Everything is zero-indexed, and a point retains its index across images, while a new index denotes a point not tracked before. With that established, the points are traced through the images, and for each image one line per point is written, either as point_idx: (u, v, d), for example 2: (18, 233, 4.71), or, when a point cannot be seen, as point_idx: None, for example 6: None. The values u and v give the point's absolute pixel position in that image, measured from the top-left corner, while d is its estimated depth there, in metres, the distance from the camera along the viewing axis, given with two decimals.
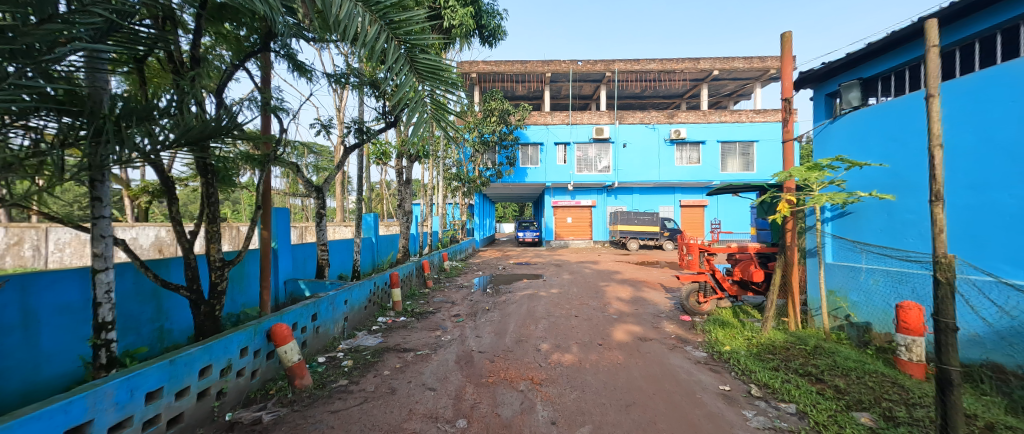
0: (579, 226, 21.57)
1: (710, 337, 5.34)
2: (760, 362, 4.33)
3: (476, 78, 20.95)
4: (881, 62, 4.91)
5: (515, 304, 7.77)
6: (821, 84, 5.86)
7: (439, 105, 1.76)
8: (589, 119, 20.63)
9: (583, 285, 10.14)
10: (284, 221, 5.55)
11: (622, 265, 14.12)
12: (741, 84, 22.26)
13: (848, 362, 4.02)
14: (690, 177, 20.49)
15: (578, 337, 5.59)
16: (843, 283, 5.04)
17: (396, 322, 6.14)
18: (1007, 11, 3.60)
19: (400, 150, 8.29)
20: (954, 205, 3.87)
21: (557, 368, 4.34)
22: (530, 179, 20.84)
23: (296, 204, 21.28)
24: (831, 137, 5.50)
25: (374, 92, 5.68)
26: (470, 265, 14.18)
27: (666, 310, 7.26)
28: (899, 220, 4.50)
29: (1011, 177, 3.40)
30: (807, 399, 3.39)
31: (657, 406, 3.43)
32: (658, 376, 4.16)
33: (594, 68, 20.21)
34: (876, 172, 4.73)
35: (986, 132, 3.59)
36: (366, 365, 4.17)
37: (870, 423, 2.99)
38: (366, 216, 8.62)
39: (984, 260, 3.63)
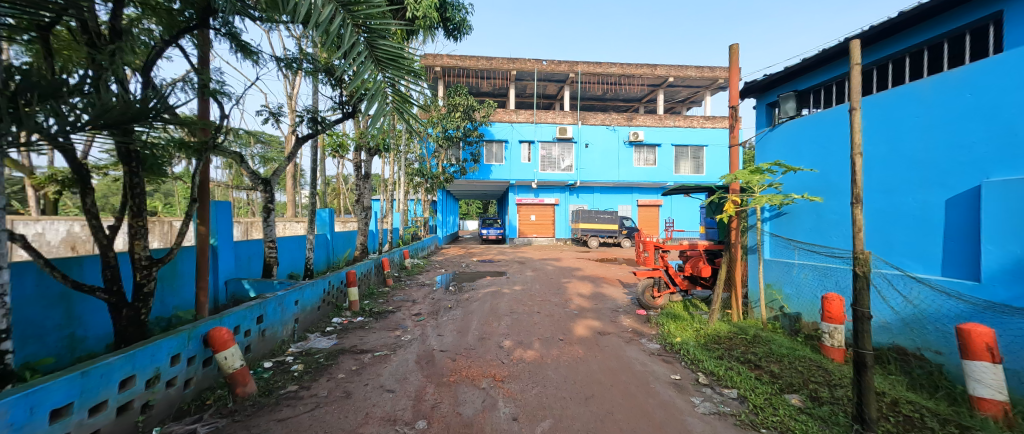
0: (542, 225, 21.98)
1: (663, 330, 5.63)
2: (707, 351, 4.65)
3: (440, 72, 20.52)
4: (814, 76, 5.42)
5: (478, 301, 7.74)
6: (763, 94, 6.36)
7: (402, 97, 1.67)
8: (553, 119, 20.97)
9: (545, 281, 10.31)
10: (226, 216, 5.11)
11: (583, 262, 14.54)
12: (694, 91, 23.68)
13: (781, 349, 4.43)
14: (647, 178, 21.45)
15: (540, 333, 5.68)
16: (778, 277, 5.54)
17: (352, 323, 5.88)
18: (916, 35, 4.12)
19: (358, 141, 7.91)
20: (869, 207, 4.37)
21: (519, 365, 4.37)
22: (495, 176, 20.81)
23: (240, 197, 19.66)
24: (770, 143, 5.99)
25: (329, 80, 5.36)
26: (433, 263, 13.95)
27: (623, 305, 7.60)
28: (826, 220, 5.01)
29: (914, 184, 3.91)
30: (746, 385, 3.69)
31: (614, 398, 3.56)
32: (616, 368, 4.32)
33: (559, 68, 20.47)
34: (808, 176, 5.24)
35: (896, 143, 4.09)
36: (319, 369, 3.94)
37: (799, 403, 3.32)
38: (322, 211, 8.18)
39: (893, 255, 4.13)
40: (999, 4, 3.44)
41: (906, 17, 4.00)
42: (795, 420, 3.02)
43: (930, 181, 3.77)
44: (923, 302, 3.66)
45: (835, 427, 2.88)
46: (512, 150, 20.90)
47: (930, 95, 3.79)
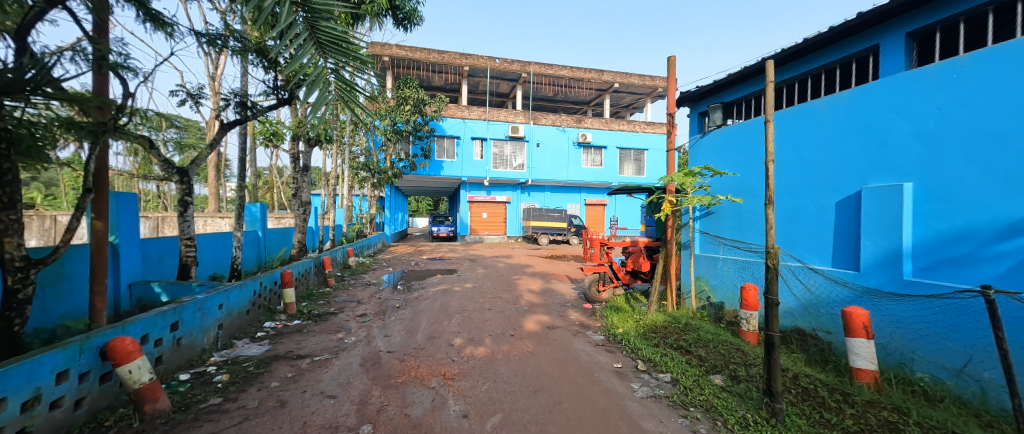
0: (493, 222, 22.07)
1: (607, 322, 5.96)
2: (645, 340, 5.02)
3: (389, 63, 19.64)
4: (737, 91, 6.05)
5: (428, 300, 7.57)
6: (695, 103, 6.95)
7: (346, 85, 1.44)
8: (505, 117, 21.08)
9: (496, 278, 10.35)
10: (131, 209, 4.45)
11: (533, 259, 14.84)
12: (637, 97, 25.21)
13: (707, 334, 4.92)
14: (594, 178, 22.40)
15: (491, 329, 5.72)
16: (706, 270, 6.13)
17: (288, 327, 5.43)
18: (814, 60, 4.77)
19: (296, 131, 7.30)
20: (779, 207, 4.97)
21: (469, 362, 4.35)
22: (446, 173, 20.39)
23: (149, 189, 17.20)
24: (701, 149, 6.57)
25: (261, 62, 4.87)
26: (379, 261, 13.36)
27: (571, 300, 7.92)
28: (745, 219, 5.63)
29: (813, 188, 4.53)
30: (678, 368, 4.06)
31: (562, 388, 3.71)
32: (564, 360, 4.49)
33: (511, 67, 20.63)
34: (732, 180, 5.84)
35: (800, 152, 4.70)
36: (247, 379, 3.59)
37: (721, 382, 3.72)
38: (252, 205, 7.43)
39: (795, 249, 4.75)
40: (876, 38, 4.11)
41: (810, 43, 4.60)
42: (718, 398, 3.38)
43: (825, 185, 4.39)
44: (818, 289, 4.28)
45: (749, 401, 3.29)
46: (464, 146, 20.68)
47: (826, 112, 4.41)
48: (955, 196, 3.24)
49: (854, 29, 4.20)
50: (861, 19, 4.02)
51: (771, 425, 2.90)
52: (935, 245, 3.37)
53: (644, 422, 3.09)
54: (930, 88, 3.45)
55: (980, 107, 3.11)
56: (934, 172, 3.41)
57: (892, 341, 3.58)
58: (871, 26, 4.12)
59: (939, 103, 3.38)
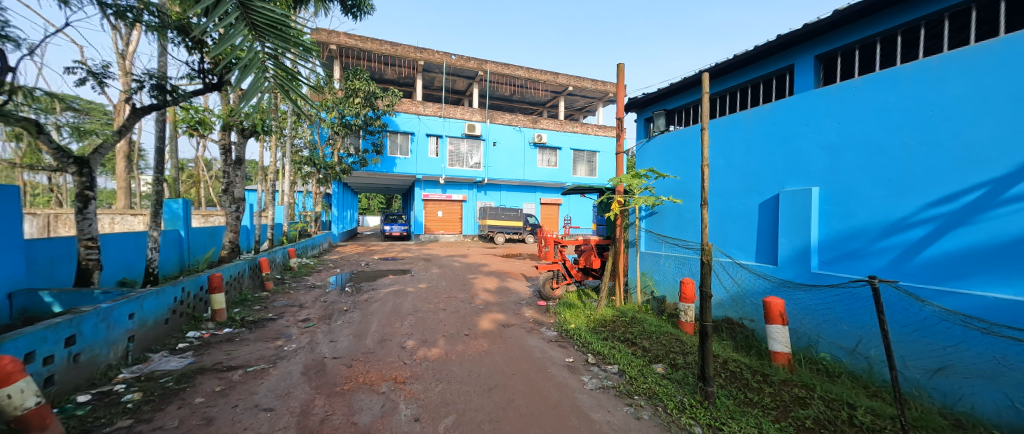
0: (449, 221, 21.74)
1: (560, 318, 6.14)
2: (595, 334, 5.25)
3: (337, 52, 18.54)
4: (678, 99, 6.50)
5: (378, 302, 7.27)
6: (642, 109, 7.36)
7: (287, 73, 1.29)
8: (461, 115, 20.82)
9: (451, 278, 10.21)
10: (12, 205, 3.78)
11: (489, 258, 14.83)
12: (590, 101, 26.18)
13: (650, 326, 5.25)
14: (549, 178, 22.88)
15: (445, 330, 5.64)
16: (651, 266, 6.54)
17: (216, 336, 4.92)
18: (742, 75, 5.25)
19: (227, 119, 6.62)
20: (712, 208, 5.42)
21: (422, 364, 4.26)
22: (399, 170, 19.65)
23: (38, 181, 14.64)
24: (646, 152, 6.99)
25: (184, 41, 4.35)
26: (325, 262, 12.57)
27: (526, 298, 8.04)
28: (684, 218, 6.09)
29: (740, 190, 5.01)
30: (624, 359, 4.30)
31: (516, 385, 3.76)
32: (518, 357, 4.55)
33: (468, 65, 20.46)
34: (673, 182, 6.28)
35: (730, 158, 5.17)
36: (164, 396, 3.20)
37: (662, 370, 4.00)
38: (171, 202, 6.59)
39: (726, 246, 5.21)
40: (791, 59, 4.63)
41: (739, 59, 5.06)
42: (659, 385, 3.64)
43: (750, 189, 4.87)
44: (744, 282, 4.75)
45: (686, 386, 3.57)
46: (419, 143, 20.11)
47: (751, 122, 4.90)
48: (852, 199, 3.76)
49: (774, 50, 4.70)
50: (781, 40, 4.49)
51: (704, 408, 3.19)
52: (836, 241, 3.88)
53: (593, 413, 3.24)
54: (832, 105, 3.98)
55: (871, 123, 3.64)
56: (835, 178, 3.93)
57: (801, 326, 4.08)
58: (788, 47, 4.63)
59: (839, 118, 3.91)
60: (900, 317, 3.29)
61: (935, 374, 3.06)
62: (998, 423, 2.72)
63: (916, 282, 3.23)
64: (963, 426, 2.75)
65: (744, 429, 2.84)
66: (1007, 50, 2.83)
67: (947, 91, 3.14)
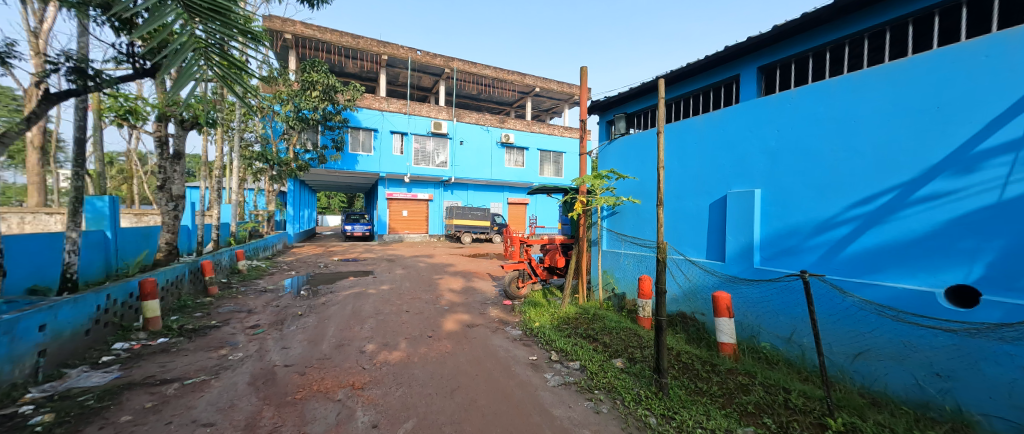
0: (414, 220, 21.25)
1: (525, 316, 6.20)
2: (559, 331, 5.35)
3: (293, 42, 17.53)
4: (637, 104, 6.78)
5: (337, 305, 6.96)
6: (603, 112, 7.60)
7: (233, 61, 1.23)
8: (427, 112, 20.42)
9: (415, 279, 9.98)
10: None
11: (456, 258, 14.67)
12: (556, 102, 26.62)
13: (611, 322, 5.43)
14: (516, 178, 22.99)
15: (407, 332, 5.50)
16: (612, 264, 6.77)
17: (149, 347, 4.48)
18: (693, 83, 5.56)
19: (163, 109, 6.05)
20: (668, 208, 5.68)
21: (383, 368, 4.13)
22: (361, 167, 18.92)
23: None
24: (608, 154, 7.21)
25: (107, 18, 3.88)
26: (279, 264, 11.84)
27: (491, 298, 8.03)
28: (643, 218, 6.34)
29: (693, 191, 5.29)
30: (585, 355, 4.41)
31: (479, 385, 3.74)
32: (482, 357, 4.54)
33: (433, 61, 20.09)
34: (633, 183, 6.53)
35: (684, 160, 5.44)
36: (83, 416, 2.86)
37: (621, 365, 4.15)
38: (95, 199, 5.86)
39: (679, 244, 5.48)
40: (736, 70, 4.98)
41: (691, 68, 5.35)
42: (618, 379, 3.77)
43: (701, 191, 5.16)
44: (695, 278, 5.05)
45: (642, 379, 3.73)
46: (383, 140, 19.46)
47: (702, 127, 5.20)
48: (790, 200, 4.08)
49: (721, 60, 5.03)
50: (728, 51, 4.80)
51: (658, 398, 3.34)
52: (776, 239, 4.20)
53: (554, 409, 3.30)
54: (773, 113, 4.31)
55: (805, 130, 3.97)
56: (774, 180, 4.25)
57: (745, 318, 4.39)
58: (733, 59, 4.97)
59: (778, 125, 4.23)
60: (828, 307, 3.62)
61: (856, 358, 3.41)
62: (905, 399, 3.07)
63: (842, 276, 3.57)
64: (877, 404, 3.08)
65: (694, 417, 3.01)
66: (916, 69, 3.20)
67: (868, 103, 3.48)
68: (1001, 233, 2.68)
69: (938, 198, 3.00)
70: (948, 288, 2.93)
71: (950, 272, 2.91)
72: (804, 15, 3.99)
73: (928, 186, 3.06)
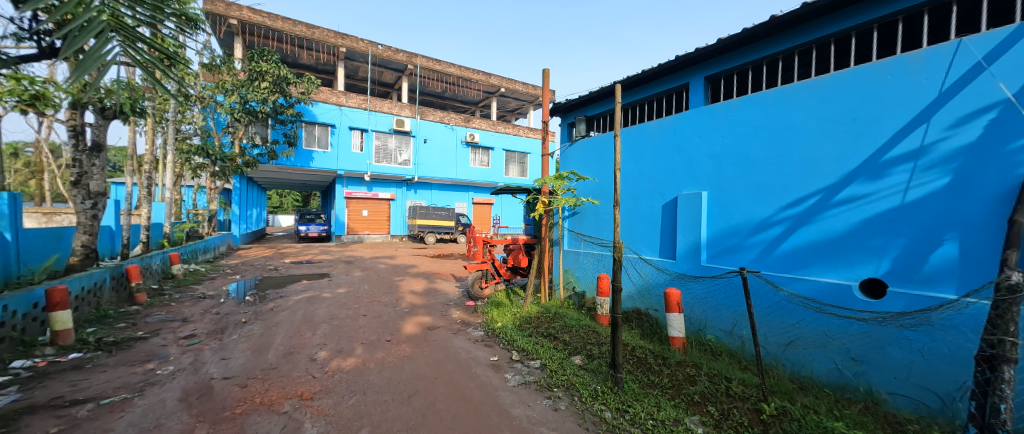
0: (375, 220, 20.49)
1: (488, 317, 6.17)
2: (521, 331, 5.38)
3: (240, 28, 16.27)
4: (596, 107, 6.97)
5: (287, 310, 6.54)
6: (565, 114, 7.75)
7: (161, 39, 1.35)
8: (389, 109, 19.76)
9: (374, 281, 9.61)
10: None
11: (418, 259, 14.32)
12: (521, 103, 26.80)
13: (571, 320, 5.54)
14: (481, 178, 22.87)
15: (364, 337, 5.28)
16: (572, 264, 6.93)
17: (57, 364, 3.95)
18: (647, 89, 5.81)
19: (78, 95, 5.32)
20: (624, 209, 5.90)
21: (335, 376, 3.93)
22: (316, 164, 17.92)
23: None
24: (569, 156, 7.36)
25: None
26: (222, 268, 10.93)
27: (454, 299, 7.92)
28: (601, 218, 6.54)
29: (647, 193, 5.53)
30: (546, 354, 4.48)
31: (438, 389, 3.67)
32: (442, 360, 4.45)
33: (396, 56, 19.49)
34: (593, 184, 6.71)
35: (640, 163, 5.67)
36: None
37: (580, 361, 4.24)
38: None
39: (634, 243, 5.70)
40: (686, 78, 5.26)
41: (645, 74, 5.58)
42: (576, 376, 3.86)
43: (655, 192, 5.40)
44: (649, 276, 5.29)
45: (599, 375, 3.83)
46: (341, 136, 18.57)
47: (656, 132, 5.44)
48: (733, 201, 4.37)
49: (672, 69, 5.29)
50: (679, 60, 5.07)
51: (614, 393, 3.44)
52: (720, 238, 4.49)
53: (513, 409, 3.30)
54: (718, 120, 4.60)
55: (746, 137, 4.27)
56: (719, 183, 4.54)
57: (693, 313, 4.66)
58: (682, 68, 5.25)
59: (722, 132, 4.53)
60: (763, 301, 3.93)
61: (787, 347, 3.72)
62: (827, 382, 3.41)
63: (776, 271, 3.88)
64: (804, 387, 3.39)
65: (646, 409, 3.14)
66: (837, 83, 3.54)
67: (797, 114, 3.81)
68: (904, 232, 3.04)
69: (855, 201, 3.34)
70: (861, 281, 3.28)
71: (864, 266, 3.26)
72: (744, 30, 4.33)
73: (847, 190, 3.40)
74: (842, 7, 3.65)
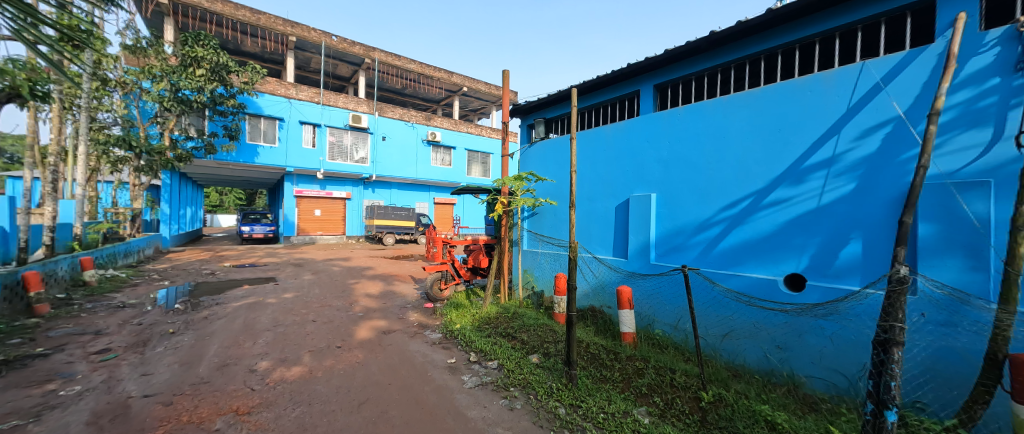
0: (329, 220, 19.45)
1: (446, 319, 6.07)
2: (479, 332, 5.35)
3: (172, 8, 14.73)
4: (554, 110, 7.11)
5: (224, 319, 6.01)
6: (524, 116, 7.82)
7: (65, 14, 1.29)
8: (344, 103, 18.85)
9: (326, 285, 9.11)
10: None
11: (376, 260, 13.78)
12: (484, 103, 26.75)
13: (529, 320, 5.60)
14: (443, 178, 22.50)
15: (312, 344, 4.98)
16: (531, 264, 7.03)
17: None
18: (602, 95, 6.02)
19: None
20: (581, 210, 6.06)
21: (277, 387, 3.67)
22: (262, 160, 16.65)
23: None
24: (528, 157, 7.44)
25: None
26: (149, 273, 9.82)
27: (412, 301, 7.72)
28: (559, 219, 6.68)
29: (602, 194, 5.73)
30: (503, 354, 4.49)
31: (390, 395, 3.54)
32: (397, 365, 4.31)
33: (352, 49, 18.65)
34: (551, 185, 6.84)
35: (595, 165, 5.86)
36: None
37: (537, 360, 4.30)
38: None
39: (589, 243, 5.88)
40: (636, 86, 5.51)
41: (600, 80, 5.77)
42: (533, 374, 3.90)
43: (609, 194, 5.61)
44: (603, 275, 5.49)
45: (555, 372, 3.91)
46: (290, 130, 17.41)
47: (610, 136, 5.66)
48: (678, 203, 4.65)
49: (624, 76, 5.53)
50: (631, 68, 5.30)
51: (568, 389, 3.52)
52: (667, 237, 4.75)
53: (469, 411, 3.28)
54: (665, 126, 4.87)
55: (690, 142, 4.55)
56: (666, 186, 4.81)
57: (643, 309, 4.90)
58: (633, 76, 5.50)
59: (669, 137, 4.80)
60: (703, 297, 4.23)
61: (724, 339, 4.02)
62: (757, 369, 3.73)
63: (715, 269, 4.18)
64: (738, 375, 3.69)
65: (598, 403, 3.24)
66: (766, 96, 3.88)
67: (733, 122, 4.13)
68: (820, 231, 3.40)
69: (780, 203, 3.68)
70: (785, 276, 3.62)
71: (788, 262, 3.60)
72: (687, 43, 4.61)
73: (774, 193, 3.73)
74: (769, 28, 4.05)
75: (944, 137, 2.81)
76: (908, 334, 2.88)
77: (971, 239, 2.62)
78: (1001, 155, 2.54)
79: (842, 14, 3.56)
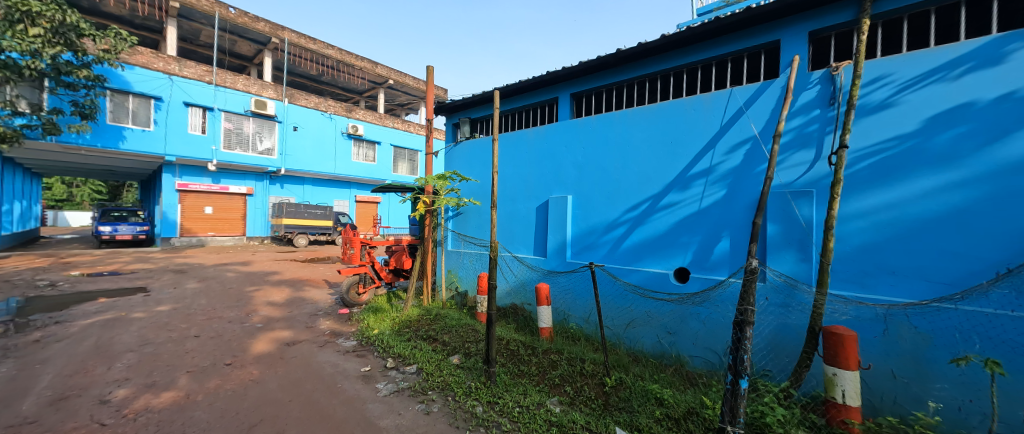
0: (224, 219, 16.87)
1: (362, 325, 5.69)
2: (398, 336, 5.11)
3: None
4: (478, 111, 7.13)
5: (67, 340, 4.83)
6: (449, 114, 7.71)
7: None
8: (245, 86, 16.52)
9: (217, 293, 7.88)
10: None
11: (284, 264, 12.34)
12: (411, 98, 25.74)
13: (451, 321, 5.53)
14: (365, 174, 21.07)
15: (193, 363, 4.27)
16: (455, 264, 6.95)
17: None
18: (524, 99, 6.21)
19: None
20: (504, 210, 6.17)
21: (140, 418, 3.06)
22: (129, 146, 13.80)
23: None
24: (453, 156, 7.35)
25: None
26: None
27: (324, 308, 7.10)
28: (483, 219, 6.71)
29: (523, 195, 5.90)
30: (422, 357, 4.36)
31: (290, 413, 3.19)
32: (301, 379, 3.91)
33: (255, 26, 16.42)
34: (475, 185, 6.85)
35: (518, 167, 6.01)
36: None
37: (457, 361, 4.27)
38: None
39: (511, 243, 6.03)
40: (555, 93, 5.79)
41: (521, 85, 5.95)
42: (452, 375, 3.86)
43: (530, 195, 5.80)
44: (524, 274, 5.68)
45: (474, 372, 3.92)
46: (171, 113, 14.68)
47: (532, 139, 5.85)
48: (590, 205, 5.01)
49: (544, 83, 5.77)
50: (550, 76, 5.57)
51: (486, 387, 3.56)
52: (580, 237, 5.08)
53: (381, 420, 3.11)
54: (581, 133, 5.20)
55: (601, 149, 4.93)
56: (581, 189, 5.15)
57: (559, 304, 5.18)
58: (552, 83, 5.77)
59: (584, 143, 5.14)
60: (611, 291, 4.62)
61: (627, 328, 4.45)
62: (653, 353, 4.21)
63: (620, 265, 4.60)
64: (638, 359, 4.11)
65: (513, 398, 3.33)
66: (662, 111, 4.37)
67: (636, 133, 4.58)
68: (700, 231, 3.96)
69: (672, 206, 4.19)
70: (675, 270, 4.14)
71: (676, 258, 4.12)
72: (597, 58, 4.99)
73: (667, 197, 4.24)
74: (662, 52, 4.57)
75: (785, 155, 3.46)
76: (758, 315, 3.51)
77: (801, 236, 3.29)
78: (819, 171, 3.24)
79: (714, 47, 4.19)
